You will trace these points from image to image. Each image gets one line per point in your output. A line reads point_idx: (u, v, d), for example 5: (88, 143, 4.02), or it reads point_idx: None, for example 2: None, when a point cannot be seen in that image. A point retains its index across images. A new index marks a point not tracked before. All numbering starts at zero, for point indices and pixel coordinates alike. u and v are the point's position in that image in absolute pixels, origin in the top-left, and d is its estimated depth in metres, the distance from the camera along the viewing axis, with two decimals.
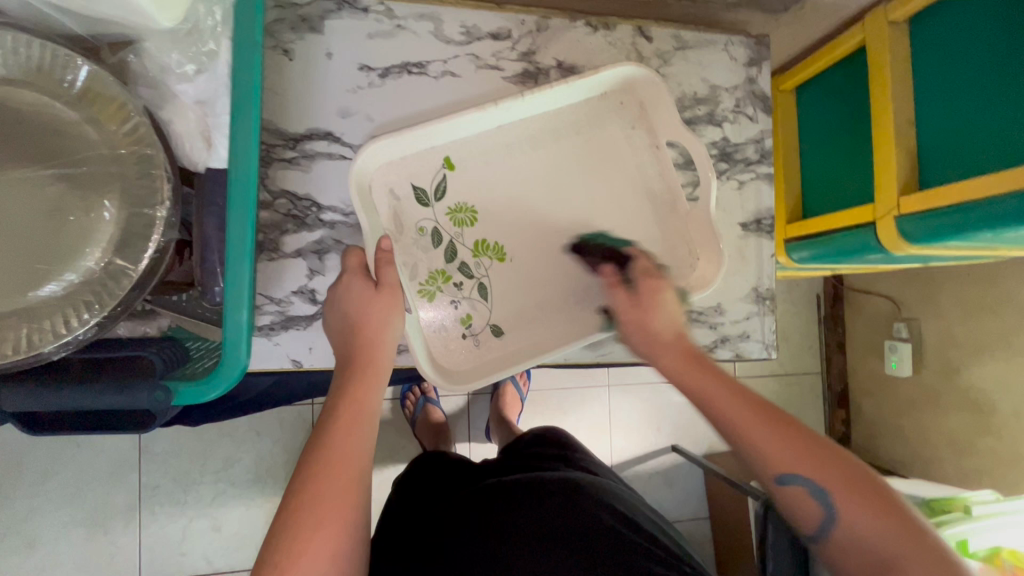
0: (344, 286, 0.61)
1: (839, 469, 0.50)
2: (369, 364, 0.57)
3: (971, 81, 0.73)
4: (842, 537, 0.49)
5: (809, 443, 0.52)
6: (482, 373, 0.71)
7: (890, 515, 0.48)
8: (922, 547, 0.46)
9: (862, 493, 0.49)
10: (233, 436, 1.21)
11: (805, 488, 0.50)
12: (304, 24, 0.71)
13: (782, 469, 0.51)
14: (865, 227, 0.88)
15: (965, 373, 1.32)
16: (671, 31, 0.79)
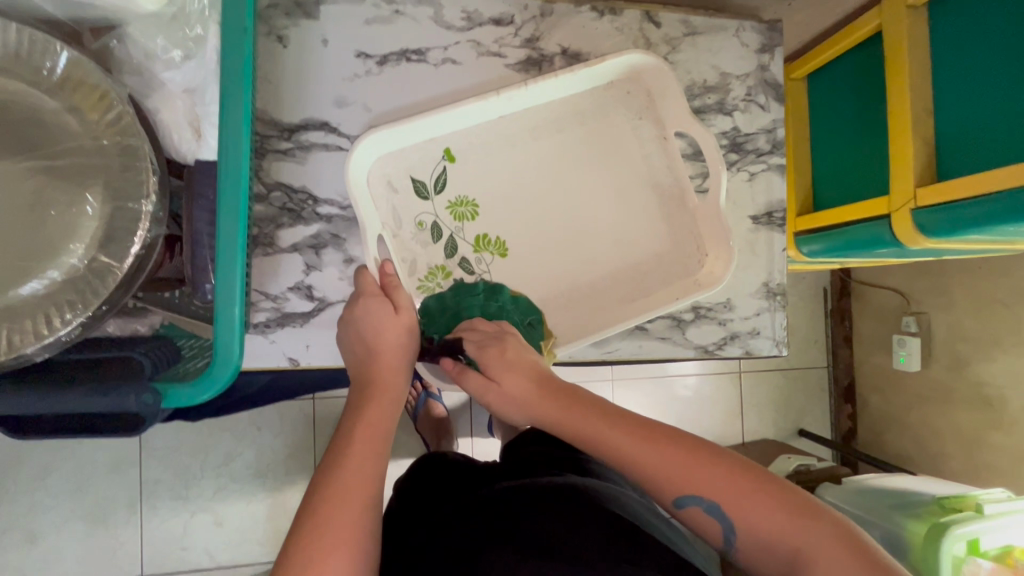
0: (362, 308, 0.58)
1: (724, 468, 0.47)
2: (386, 390, 0.56)
3: (993, 67, 0.70)
4: (748, 543, 0.46)
5: (686, 456, 0.47)
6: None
7: (789, 504, 0.45)
8: (825, 532, 0.43)
9: (752, 490, 0.46)
10: (233, 432, 1.20)
11: (701, 505, 0.46)
12: (299, 9, 0.68)
13: (677, 490, 0.47)
14: (880, 220, 0.85)
15: (977, 368, 1.30)
16: (680, 16, 0.76)
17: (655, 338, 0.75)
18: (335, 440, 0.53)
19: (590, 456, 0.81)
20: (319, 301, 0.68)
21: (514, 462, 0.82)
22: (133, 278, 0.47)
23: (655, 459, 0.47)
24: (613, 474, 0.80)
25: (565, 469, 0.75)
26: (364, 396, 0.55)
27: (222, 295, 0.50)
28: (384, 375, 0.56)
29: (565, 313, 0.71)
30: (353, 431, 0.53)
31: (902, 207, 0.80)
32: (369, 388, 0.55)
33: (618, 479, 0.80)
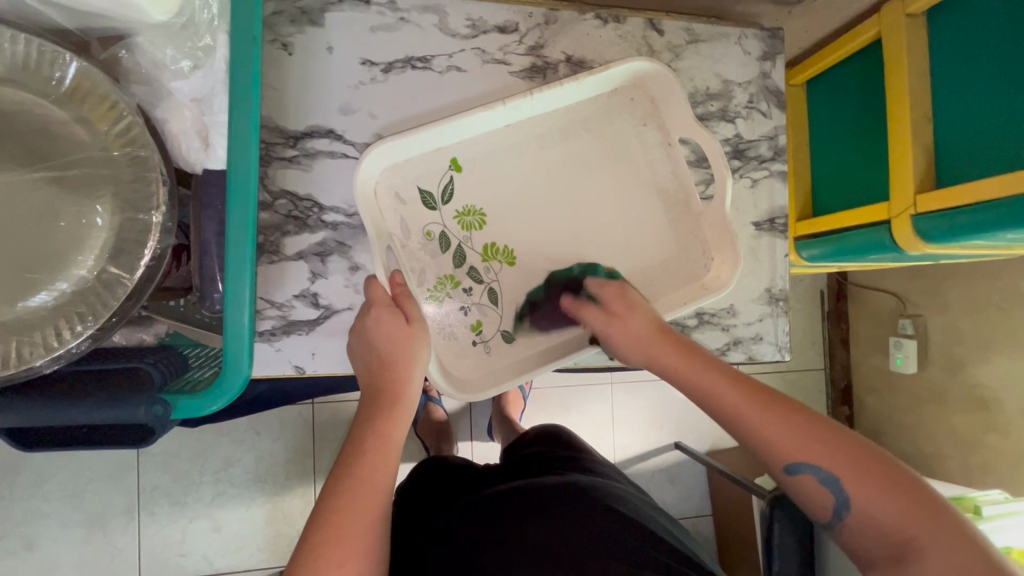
0: (373, 321, 0.58)
1: (846, 448, 0.49)
2: (398, 400, 0.56)
3: (991, 76, 0.71)
4: (858, 522, 0.48)
5: (810, 427, 0.51)
6: (492, 381, 0.70)
7: (910, 495, 0.46)
8: (940, 524, 0.45)
9: (871, 473, 0.48)
10: (233, 437, 1.19)
11: (815, 476, 0.49)
12: (304, 17, 0.68)
13: (792, 456, 0.50)
14: (880, 226, 0.86)
15: (972, 370, 1.31)
16: (683, 24, 0.77)
17: None
18: (344, 450, 0.52)
19: (588, 455, 0.82)
20: (324, 308, 0.68)
21: (513, 463, 0.82)
22: (142, 289, 0.47)
23: (775, 424, 0.51)
24: (611, 471, 0.80)
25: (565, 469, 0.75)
26: (378, 407, 0.55)
27: (233, 306, 0.49)
28: (398, 387, 0.56)
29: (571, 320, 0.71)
30: (365, 438, 0.53)
31: (902, 213, 0.81)
32: (382, 398, 0.55)
33: (618, 475, 0.81)
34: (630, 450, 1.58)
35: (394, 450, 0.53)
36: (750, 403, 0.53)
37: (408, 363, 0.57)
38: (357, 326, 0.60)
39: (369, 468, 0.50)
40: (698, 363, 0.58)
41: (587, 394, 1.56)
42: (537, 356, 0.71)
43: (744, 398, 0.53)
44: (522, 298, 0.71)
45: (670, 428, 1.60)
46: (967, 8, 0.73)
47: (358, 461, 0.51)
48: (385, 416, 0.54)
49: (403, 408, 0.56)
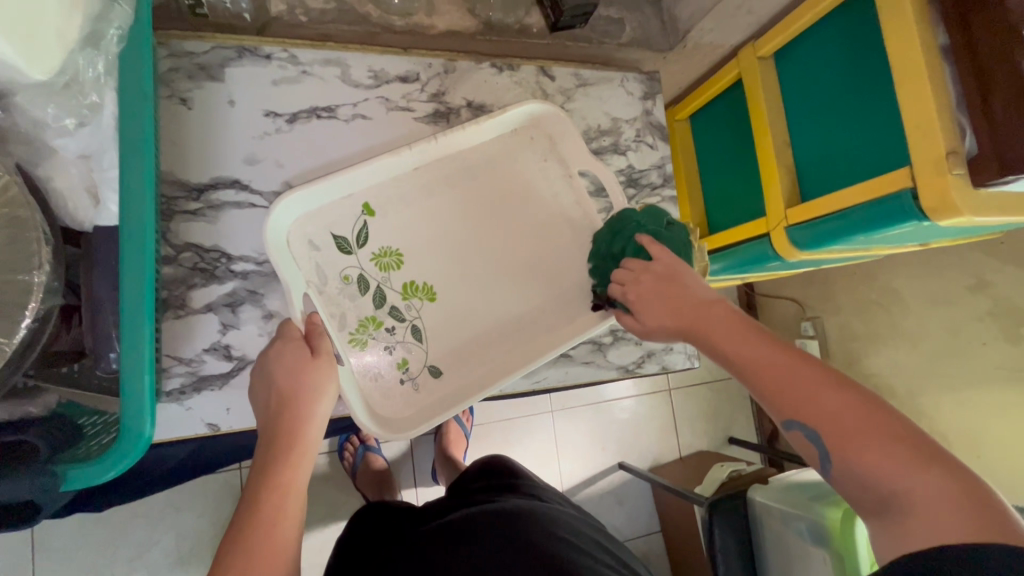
0: (278, 356, 0.58)
1: (839, 406, 0.48)
2: (296, 441, 0.55)
3: (829, 104, 0.83)
4: (851, 479, 0.47)
5: (804, 380, 0.51)
6: (425, 417, 0.69)
7: (901, 450, 0.45)
8: (930, 479, 0.43)
9: (866, 429, 0.47)
10: (149, 517, 1.09)
11: (804, 431, 0.50)
12: (202, 72, 0.68)
13: (786, 410, 0.51)
14: (762, 238, 0.97)
15: (866, 361, 1.46)
16: (571, 70, 0.85)
17: (579, 364, 0.79)
18: (244, 500, 0.52)
19: (528, 480, 0.83)
20: (238, 360, 0.66)
21: (455, 497, 0.82)
22: (24, 354, 0.45)
23: (773, 381, 0.53)
24: (550, 495, 0.82)
25: (502, 495, 0.76)
26: (274, 457, 0.54)
27: (128, 363, 0.49)
28: (296, 428, 0.55)
29: (496, 346, 0.73)
30: (262, 497, 0.52)
31: (778, 226, 0.92)
32: (278, 445, 0.54)
33: (556, 497, 0.83)
34: (575, 476, 1.66)
35: (295, 502, 0.53)
36: (757, 357, 0.55)
37: (311, 401, 0.56)
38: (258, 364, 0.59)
39: (258, 525, 0.50)
40: (736, 335, 0.57)
41: (530, 426, 1.63)
42: (468, 385, 0.72)
43: (757, 356, 0.55)
44: (443, 332, 0.73)
45: (613, 450, 1.71)
46: (799, 51, 0.87)
47: (258, 522, 0.51)
48: (282, 464, 0.54)
49: (303, 451, 0.55)
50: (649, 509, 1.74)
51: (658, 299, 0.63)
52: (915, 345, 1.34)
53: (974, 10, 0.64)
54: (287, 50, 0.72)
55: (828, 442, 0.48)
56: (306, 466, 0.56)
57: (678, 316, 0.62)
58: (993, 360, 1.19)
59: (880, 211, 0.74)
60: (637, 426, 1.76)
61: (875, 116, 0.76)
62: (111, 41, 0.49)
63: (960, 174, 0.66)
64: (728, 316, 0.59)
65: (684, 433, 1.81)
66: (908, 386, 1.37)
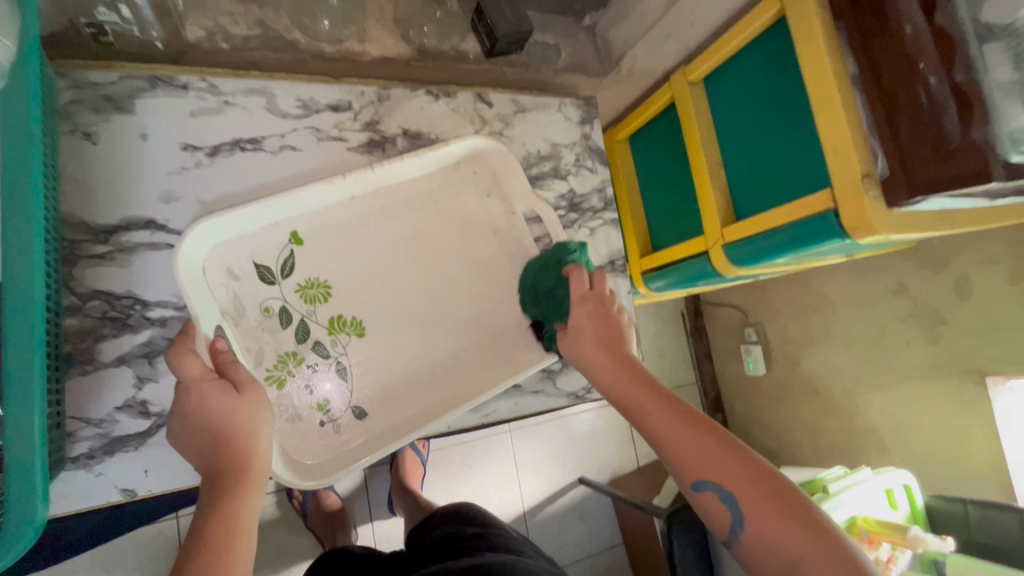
0: (201, 404, 0.53)
1: (750, 471, 0.50)
2: (243, 475, 0.52)
3: (757, 128, 0.86)
4: (757, 546, 0.48)
5: (718, 442, 0.52)
6: (341, 464, 0.66)
7: (802, 518, 0.47)
8: (832, 551, 0.44)
9: (767, 496, 0.48)
10: None
11: (717, 492, 0.50)
12: (109, 104, 0.63)
13: (700, 473, 0.51)
14: (702, 256, 0.99)
15: (804, 363, 1.53)
16: (509, 97, 0.85)
17: (529, 394, 0.78)
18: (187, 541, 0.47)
19: (499, 529, 0.82)
20: (156, 416, 0.60)
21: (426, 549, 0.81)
22: None
23: (684, 441, 0.53)
24: (524, 547, 0.79)
25: (472, 542, 0.76)
26: (217, 492, 0.50)
27: (13, 439, 0.44)
28: (240, 461, 0.52)
29: (439, 380, 0.72)
30: (206, 532, 0.47)
31: (716, 245, 0.94)
32: (221, 479, 0.51)
33: (529, 547, 0.82)
34: (537, 494, 1.64)
35: (247, 537, 0.48)
36: (670, 411, 0.55)
37: (246, 436, 0.53)
38: (180, 412, 0.54)
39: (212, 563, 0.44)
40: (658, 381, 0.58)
41: (487, 448, 1.61)
42: (394, 428, 0.69)
43: (670, 413, 0.54)
44: (383, 367, 0.71)
45: (572, 465, 1.71)
46: (725, 76, 0.90)
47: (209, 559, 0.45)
48: (230, 494, 0.50)
49: (252, 481, 0.52)
50: (611, 523, 1.74)
51: (600, 318, 0.64)
52: (847, 347, 1.41)
53: (875, 41, 0.69)
54: (206, 80, 0.67)
55: (739, 503, 0.49)
56: (257, 495, 0.52)
57: (609, 336, 0.63)
58: (916, 358, 1.27)
59: (808, 230, 0.78)
60: (595, 440, 1.77)
61: (797, 139, 0.80)
62: None
63: (876, 197, 0.70)
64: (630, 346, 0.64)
65: (641, 443, 1.83)
66: (844, 387, 1.44)
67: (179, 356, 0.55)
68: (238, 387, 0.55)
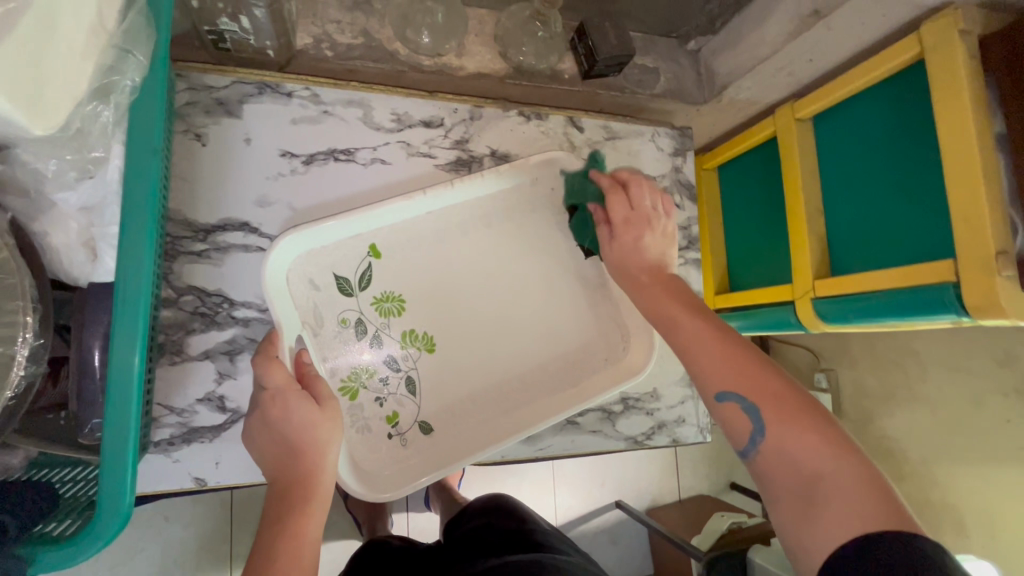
0: (280, 412, 0.55)
1: (777, 385, 0.50)
2: (314, 488, 0.54)
3: (869, 178, 0.79)
4: (775, 459, 0.48)
5: (741, 356, 0.53)
6: (412, 474, 0.66)
7: (829, 434, 0.47)
8: (854, 470, 0.44)
9: (796, 410, 0.49)
10: (136, 524, 1.13)
11: (740, 403, 0.50)
12: (220, 107, 0.66)
13: (725, 384, 0.52)
14: (785, 304, 0.93)
15: (879, 422, 1.34)
16: (601, 122, 0.81)
17: (587, 433, 0.76)
18: (258, 546, 0.50)
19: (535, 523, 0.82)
20: (231, 412, 0.63)
21: (462, 539, 0.82)
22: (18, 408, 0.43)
23: (711, 350, 0.54)
24: (562, 544, 0.77)
25: (513, 538, 0.75)
26: (288, 503, 0.52)
27: (112, 430, 0.46)
28: (312, 474, 0.54)
29: (498, 408, 0.71)
30: (274, 544, 0.50)
31: (804, 295, 0.88)
32: (292, 492, 0.53)
33: (564, 542, 0.80)
34: (571, 511, 1.61)
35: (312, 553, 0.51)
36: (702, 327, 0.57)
37: (318, 451, 0.55)
38: (262, 418, 0.56)
39: None
40: (692, 317, 0.57)
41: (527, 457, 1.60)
42: (454, 449, 0.69)
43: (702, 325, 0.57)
44: (446, 389, 0.70)
45: (610, 487, 1.67)
46: (840, 116, 0.83)
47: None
48: (300, 505, 0.53)
49: (321, 495, 0.54)
50: (643, 551, 1.69)
51: (643, 240, 0.66)
52: (933, 413, 1.23)
53: None
54: (310, 88, 0.69)
55: (763, 416, 0.49)
56: (321, 511, 0.54)
57: (637, 263, 0.66)
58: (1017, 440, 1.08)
59: (917, 300, 0.70)
60: (638, 464, 1.72)
61: (918, 197, 0.72)
62: (123, 92, 0.46)
63: (1010, 276, 0.62)
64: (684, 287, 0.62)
65: (685, 476, 1.76)
66: (922, 454, 1.25)
67: (265, 365, 0.57)
68: (319, 401, 0.57)
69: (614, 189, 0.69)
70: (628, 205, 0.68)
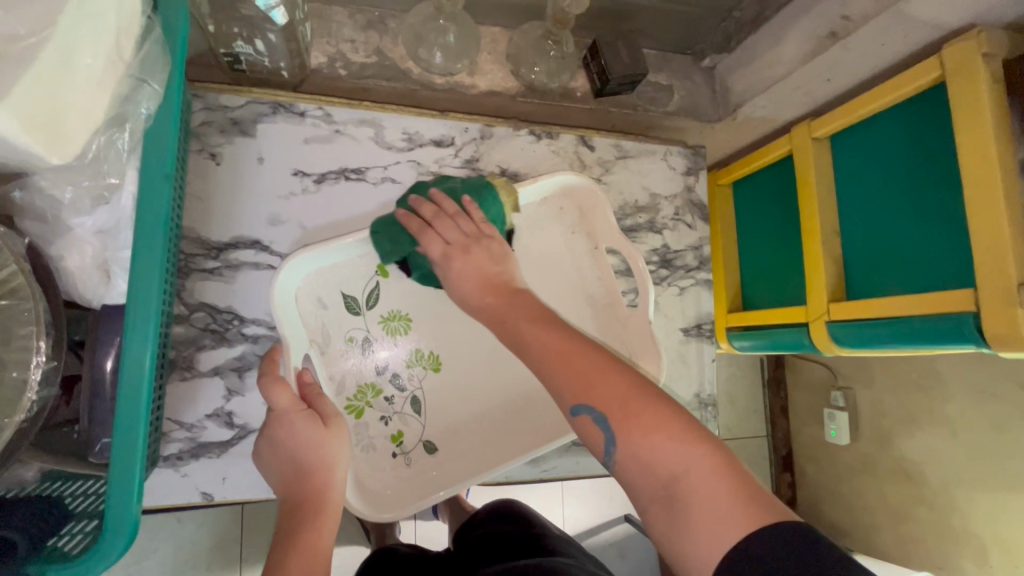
0: (286, 431, 0.56)
1: (622, 387, 0.46)
2: (325, 505, 0.55)
3: (888, 200, 0.77)
4: (634, 470, 0.44)
5: (590, 363, 0.49)
6: (416, 493, 0.67)
7: (679, 430, 0.43)
8: (705, 462, 0.42)
9: (645, 410, 0.45)
10: (149, 525, 1.15)
11: (592, 415, 0.46)
12: (234, 127, 0.67)
13: (578, 395, 0.47)
14: (799, 326, 0.91)
15: (898, 444, 1.26)
16: (612, 141, 0.81)
17: (592, 454, 0.75)
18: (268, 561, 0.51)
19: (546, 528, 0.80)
20: (239, 428, 0.64)
21: (474, 548, 0.81)
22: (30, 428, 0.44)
23: (564, 364, 0.49)
24: (574, 548, 0.76)
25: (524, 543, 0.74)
26: (296, 521, 0.53)
27: (121, 447, 0.48)
28: (322, 492, 0.55)
29: (503, 429, 0.70)
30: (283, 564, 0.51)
31: (819, 318, 0.86)
32: (301, 509, 0.54)
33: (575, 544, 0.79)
34: (579, 524, 1.60)
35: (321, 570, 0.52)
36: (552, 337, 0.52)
37: (327, 468, 0.56)
38: (270, 438, 0.57)
39: None
40: None
41: None
42: (458, 469, 0.69)
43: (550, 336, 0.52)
44: (451, 410, 0.70)
45: (619, 500, 1.65)
46: (857, 137, 0.81)
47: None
48: (309, 519, 0.53)
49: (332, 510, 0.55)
50: (652, 567, 1.67)
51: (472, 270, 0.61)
52: (953, 435, 1.15)
53: None
54: (323, 108, 0.70)
55: (614, 425, 0.45)
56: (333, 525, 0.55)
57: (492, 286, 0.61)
58: None
59: (935, 329, 0.68)
60: None
61: (938, 223, 0.70)
62: (138, 119, 0.47)
63: None
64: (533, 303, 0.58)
65: None
66: (943, 478, 1.17)
67: (271, 384, 0.57)
68: (324, 419, 0.57)
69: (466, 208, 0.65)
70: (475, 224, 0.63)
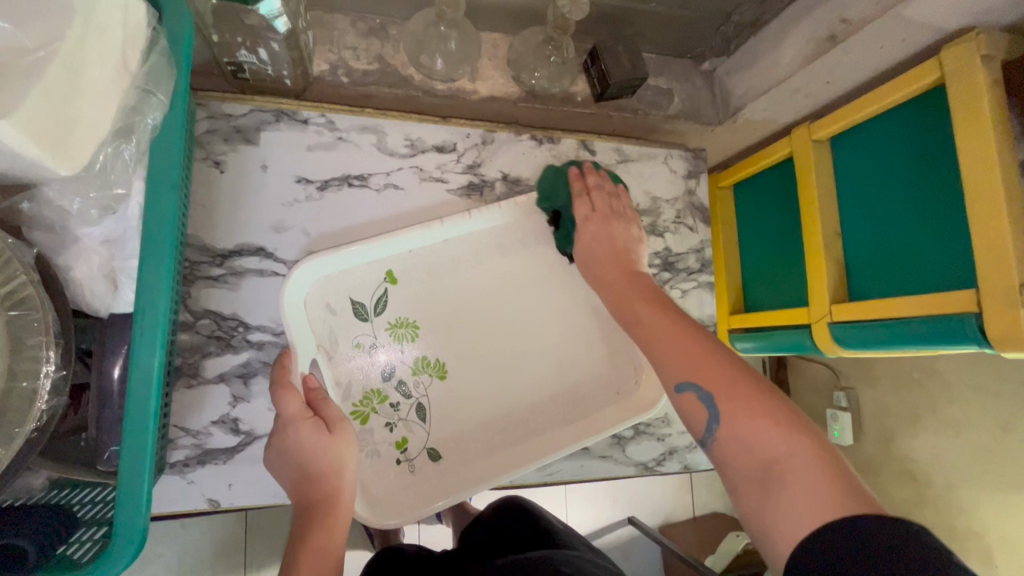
0: (292, 438, 0.56)
1: (727, 366, 0.50)
2: (333, 510, 0.56)
3: (888, 202, 0.77)
4: (731, 451, 0.46)
5: (696, 345, 0.53)
6: (422, 499, 0.67)
7: (782, 417, 0.45)
8: (808, 449, 0.42)
9: (747, 395, 0.47)
10: (155, 530, 1.16)
11: (697, 392, 0.49)
12: (238, 135, 0.68)
13: (683, 374, 0.51)
14: (801, 327, 0.91)
15: (902, 444, 1.26)
16: (613, 145, 0.81)
17: (596, 458, 0.75)
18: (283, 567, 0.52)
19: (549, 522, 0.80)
20: (245, 434, 0.64)
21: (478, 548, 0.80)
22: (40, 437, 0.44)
23: (673, 345, 0.54)
24: (577, 541, 0.76)
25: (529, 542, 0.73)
26: (306, 527, 0.54)
27: (129, 454, 0.48)
28: (332, 497, 0.56)
29: (508, 433, 0.71)
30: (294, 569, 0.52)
31: (821, 320, 0.86)
32: (311, 514, 0.55)
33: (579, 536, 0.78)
34: (584, 526, 1.60)
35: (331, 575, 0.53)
36: (662, 320, 0.57)
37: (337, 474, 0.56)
38: (278, 444, 0.57)
39: None
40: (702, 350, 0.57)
41: None
42: (463, 474, 0.69)
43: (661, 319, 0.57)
44: (455, 415, 0.70)
45: (623, 502, 1.65)
46: (857, 139, 0.81)
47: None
48: (319, 526, 0.54)
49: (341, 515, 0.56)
50: (656, 569, 1.66)
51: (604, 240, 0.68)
52: (957, 436, 1.14)
53: None
54: (325, 115, 0.70)
55: (719, 403, 0.47)
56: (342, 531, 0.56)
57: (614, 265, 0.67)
58: None
59: (936, 330, 0.69)
60: (651, 480, 1.70)
61: (938, 224, 0.70)
62: (144, 131, 0.48)
63: None
64: (651, 285, 0.64)
65: (700, 493, 1.73)
66: (947, 479, 1.17)
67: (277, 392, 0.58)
68: (329, 426, 0.57)
69: (581, 194, 0.72)
70: (591, 205, 0.71)
